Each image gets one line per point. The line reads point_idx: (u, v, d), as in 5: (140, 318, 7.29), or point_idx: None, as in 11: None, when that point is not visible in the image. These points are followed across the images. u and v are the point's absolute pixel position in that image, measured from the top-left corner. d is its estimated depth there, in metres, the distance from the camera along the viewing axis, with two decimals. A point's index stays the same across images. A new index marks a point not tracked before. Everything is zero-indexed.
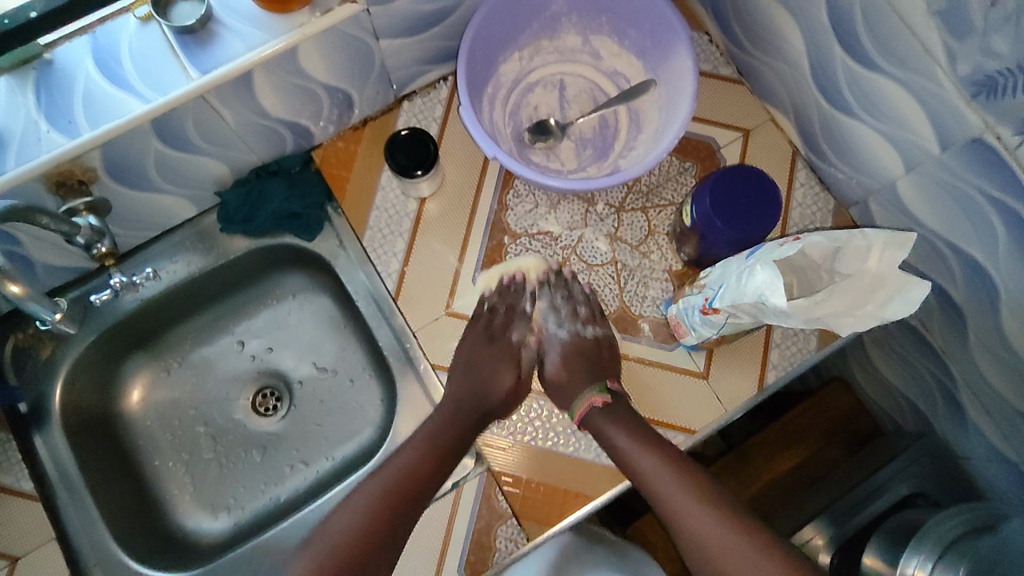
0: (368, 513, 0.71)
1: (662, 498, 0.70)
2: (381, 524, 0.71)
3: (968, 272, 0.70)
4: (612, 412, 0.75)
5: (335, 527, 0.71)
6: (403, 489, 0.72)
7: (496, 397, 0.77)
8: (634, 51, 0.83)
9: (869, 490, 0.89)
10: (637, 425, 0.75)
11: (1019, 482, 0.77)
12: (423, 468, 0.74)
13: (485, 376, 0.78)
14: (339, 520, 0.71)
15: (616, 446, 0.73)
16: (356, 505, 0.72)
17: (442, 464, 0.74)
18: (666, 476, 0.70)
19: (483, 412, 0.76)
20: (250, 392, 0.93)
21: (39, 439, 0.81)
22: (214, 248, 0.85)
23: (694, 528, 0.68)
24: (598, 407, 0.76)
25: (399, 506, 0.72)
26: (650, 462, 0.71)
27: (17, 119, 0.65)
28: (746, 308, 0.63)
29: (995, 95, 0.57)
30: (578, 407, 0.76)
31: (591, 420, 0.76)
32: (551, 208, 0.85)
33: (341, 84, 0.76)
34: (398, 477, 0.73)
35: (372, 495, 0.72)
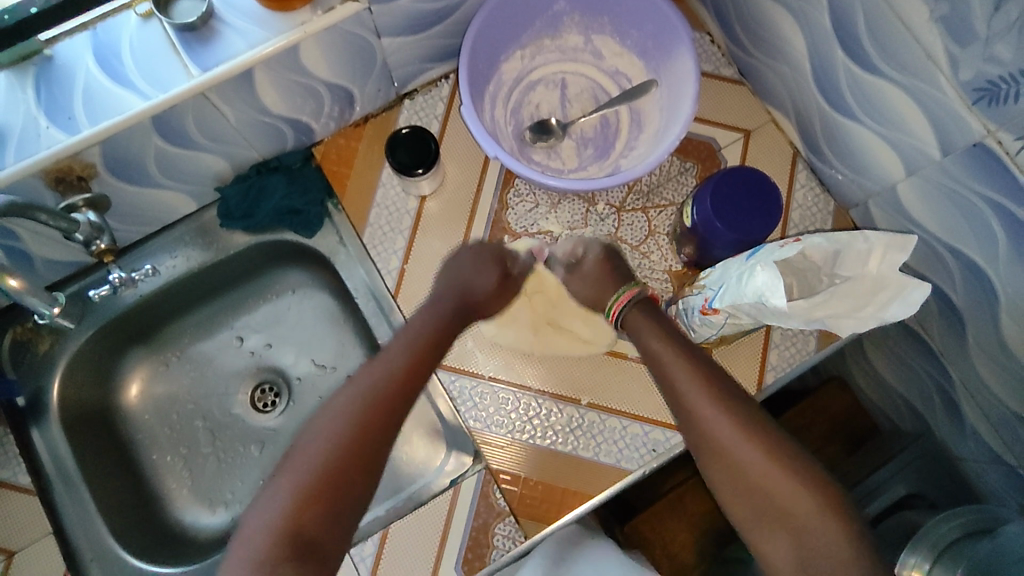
0: (349, 424, 0.61)
1: (689, 401, 0.64)
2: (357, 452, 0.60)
3: (967, 276, 0.70)
4: (648, 313, 0.73)
5: (309, 449, 0.60)
6: (389, 399, 0.64)
7: (481, 291, 0.76)
8: (636, 51, 0.83)
9: (866, 492, 0.90)
10: (670, 330, 0.70)
11: (1014, 484, 0.77)
12: (415, 366, 0.67)
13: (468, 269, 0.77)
14: (315, 444, 0.61)
15: (645, 343, 0.70)
16: (334, 412, 0.63)
17: (433, 354, 0.70)
18: (695, 384, 0.65)
19: (467, 305, 0.75)
20: (248, 387, 0.93)
21: (38, 434, 0.81)
22: (213, 244, 0.85)
23: (729, 450, 0.61)
24: (633, 302, 0.73)
25: (388, 405, 0.64)
26: (686, 376, 0.65)
27: (16, 114, 0.65)
28: (745, 309, 0.63)
29: (997, 101, 0.58)
30: (613, 303, 0.74)
31: (628, 312, 0.73)
32: (551, 208, 0.85)
33: (342, 81, 0.76)
34: (380, 385, 0.65)
35: (354, 401, 0.63)
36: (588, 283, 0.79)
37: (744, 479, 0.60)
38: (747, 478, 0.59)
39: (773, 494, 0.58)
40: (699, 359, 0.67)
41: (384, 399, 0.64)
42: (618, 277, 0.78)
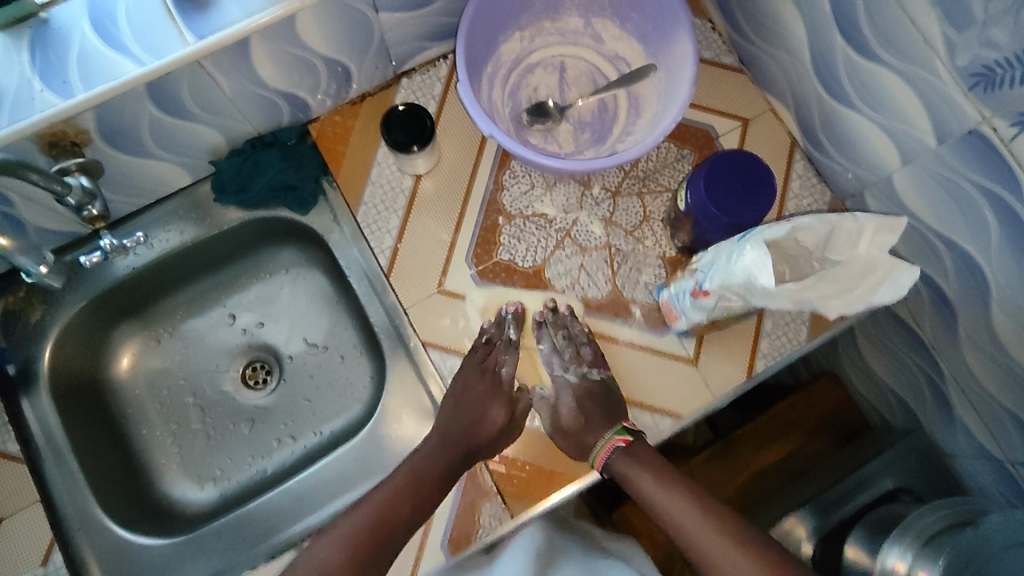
0: (346, 542, 0.68)
1: (680, 524, 0.67)
2: (358, 564, 0.68)
3: (960, 267, 0.70)
4: (634, 453, 0.73)
5: (331, 543, 0.68)
6: (391, 516, 0.70)
7: (484, 434, 0.75)
8: (635, 35, 0.83)
9: (855, 482, 0.88)
10: (656, 463, 0.71)
11: (1004, 480, 0.77)
12: (418, 488, 0.72)
13: (489, 418, 0.76)
14: (361, 513, 0.70)
15: (635, 485, 0.71)
16: (353, 524, 0.69)
17: (423, 503, 0.72)
18: (685, 509, 0.67)
19: (471, 447, 0.74)
20: (240, 364, 0.93)
21: (27, 402, 0.81)
22: (207, 218, 0.85)
23: (717, 560, 0.63)
24: (620, 448, 0.73)
25: (380, 544, 0.69)
26: (657, 488, 0.69)
27: (11, 76, 0.65)
28: (734, 289, 0.62)
29: (993, 86, 0.57)
30: (595, 455, 0.74)
31: (613, 465, 0.73)
32: (547, 190, 0.85)
33: (340, 56, 0.76)
34: (386, 507, 0.70)
35: (354, 527, 0.69)
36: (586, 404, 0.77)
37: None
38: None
39: None
40: (671, 480, 0.70)
41: (386, 522, 0.70)
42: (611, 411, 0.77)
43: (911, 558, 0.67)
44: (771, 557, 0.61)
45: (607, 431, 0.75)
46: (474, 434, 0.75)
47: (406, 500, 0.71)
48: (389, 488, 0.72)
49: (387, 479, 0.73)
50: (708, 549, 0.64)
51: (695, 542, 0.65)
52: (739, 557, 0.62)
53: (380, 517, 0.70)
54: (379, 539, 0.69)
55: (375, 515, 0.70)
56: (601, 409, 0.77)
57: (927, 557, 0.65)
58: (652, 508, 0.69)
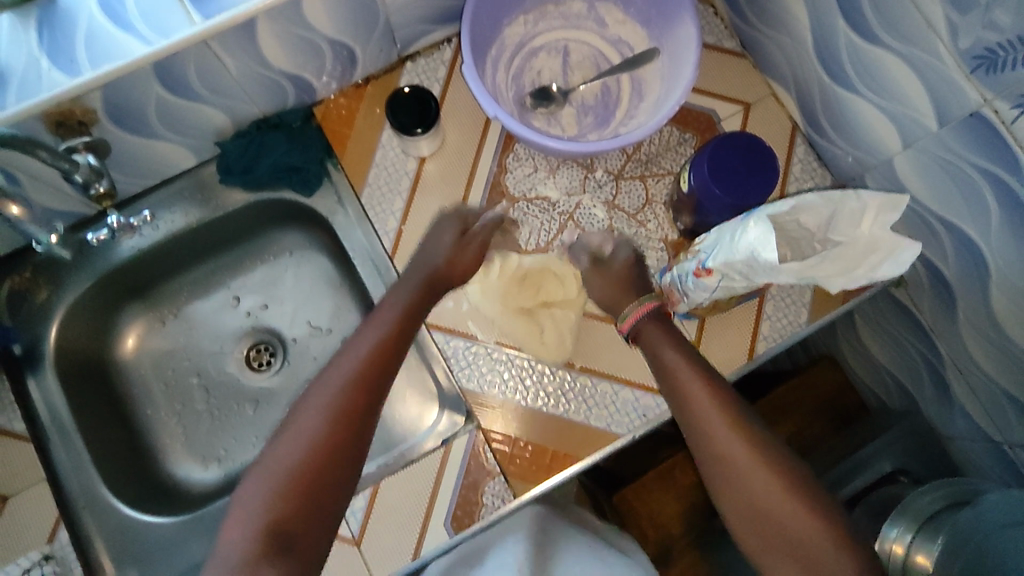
0: (335, 397, 0.62)
1: (703, 423, 0.64)
2: (329, 462, 0.59)
3: (960, 249, 0.71)
4: (666, 327, 0.73)
5: (283, 451, 0.59)
6: (368, 373, 0.64)
7: (443, 262, 0.76)
8: (638, 20, 0.83)
9: (853, 466, 0.92)
10: (683, 342, 0.71)
11: (1000, 462, 0.78)
12: (394, 341, 0.68)
13: (445, 249, 0.77)
14: (309, 415, 0.61)
15: (659, 356, 0.70)
16: (336, 374, 0.64)
17: (388, 368, 0.66)
18: (707, 403, 0.65)
19: (439, 279, 0.75)
20: (244, 346, 0.93)
21: (33, 382, 0.82)
22: (211, 200, 0.86)
23: (735, 462, 0.61)
24: (647, 315, 0.73)
25: (361, 414, 0.62)
26: (682, 364, 0.68)
27: (19, 56, 0.65)
28: (737, 267, 0.63)
29: (995, 68, 0.58)
30: (627, 315, 0.74)
31: (642, 328, 0.73)
32: (550, 173, 0.86)
33: (345, 38, 0.76)
34: (363, 360, 0.65)
35: (347, 375, 0.64)
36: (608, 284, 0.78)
37: (753, 505, 0.59)
38: (739, 478, 0.60)
39: (784, 528, 0.57)
40: (699, 364, 0.68)
41: (362, 394, 0.63)
42: (639, 285, 0.78)
43: (910, 539, 0.68)
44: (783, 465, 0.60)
45: (637, 299, 0.75)
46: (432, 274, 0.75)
47: (379, 353, 0.66)
48: (364, 340, 0.67)
49: (370, 322, 0.70)
50: (724, 449, 0.62)
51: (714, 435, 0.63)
52: (770, 477, 0.59)
53: (365, 360, 0.65)
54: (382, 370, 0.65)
55: (348, 389, 0.63)
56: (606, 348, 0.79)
57: (925, 538, 0.67)
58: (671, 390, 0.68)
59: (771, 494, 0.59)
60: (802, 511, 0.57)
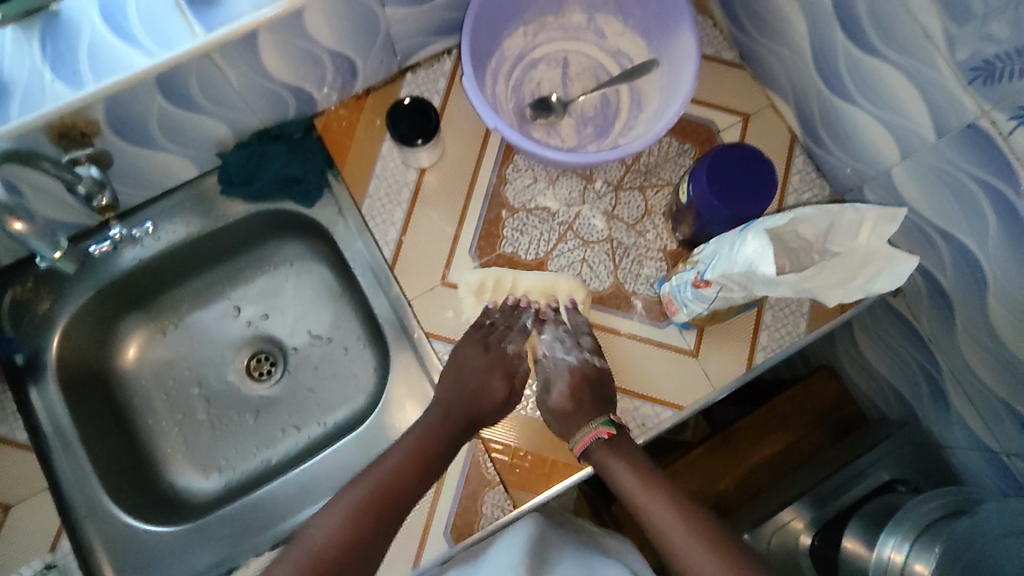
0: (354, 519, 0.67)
1: (679, 554, 0.65)
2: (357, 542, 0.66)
3: (958, 260, 0.71)
4: (619, 450, 0.72)
5: (312, 540, 0.66)
6: (392, 499, 0.69)
7: (488, 402, 0.76)
8: (638, 31, 0.83)
9: (850, 475, 0.91)
10: (644, 466, 0.71)
11: (999, 473, 0.78)
12: (421, 465, 0.72)
13: (491, 389, 0.76)
14: (335, 516, 0.67)
15: (621, 486, 0.70)
16: (354, 500, 0.68)
17: (421, 481, 0.71)
18: (679, 530, 0.66)
19: (475, 418, 0.75)
20: (244, 355, 0.94)
21: (35, 391, 0.82)
22: (212, 211, 0.86)
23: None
24: (603, 439, 0.72)
25: (363, 550, 0.67)
26: (649, 496, 0.69)
27: (23, 68, 0.66)
28: (736, 278, 0.63)
29: (992, 80, 0.58)
30: (579, 440, 0.73)
31: (592, 454, 0.73)
32: (550, 184, 0.86)
33: (346, 50, 0.77)
34: (391, 483, 0.70)
35: (369, 498, 0.69)
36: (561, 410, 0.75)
37: None
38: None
39: None
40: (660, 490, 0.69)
41: (388, 508, 0.69)
42: (596, 399, 0.75)
43: (907, 549, 0.67)
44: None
45: (593, 421, 0.73)
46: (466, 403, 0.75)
47: (411, 477, 0.71)
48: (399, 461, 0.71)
49: (398, 446, 0.73)
50: (694, 565, 0.64)
51: (691, 565, 0.64)
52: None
53: (388, 489, 0.69)
54: (384, 519, 0.68)
55: (374, 503, 0.68)
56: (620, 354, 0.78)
57: (921, 548, 0.66)
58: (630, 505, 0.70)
59: None
60: None
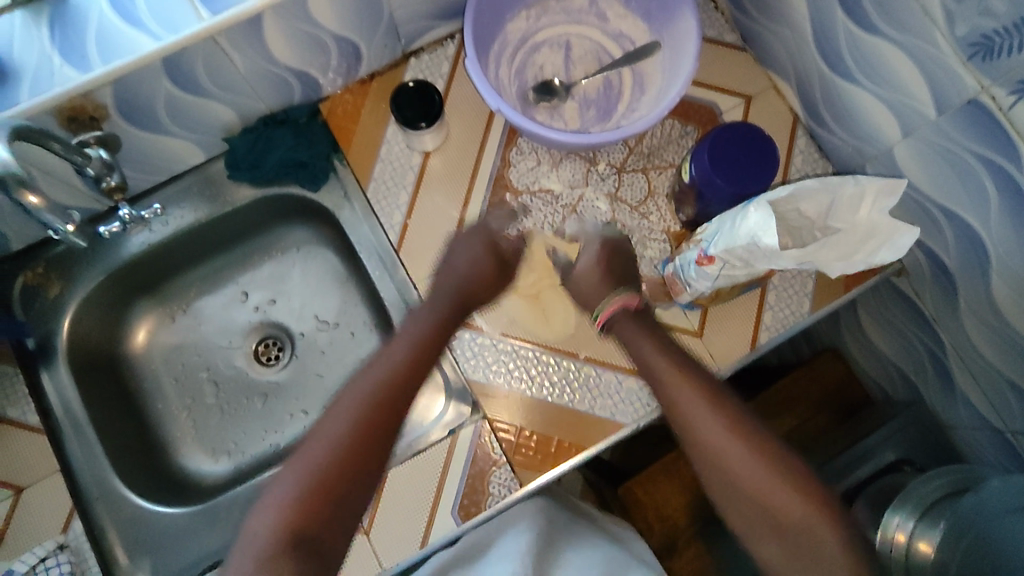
0: (352, 423, 0.65)
1: (692, 422, 0.66)
2: (368, 436, 0.64)
3: (961, 238, 0.71)
4: (640, 321, 0.75)
5: (318, 443, 0.63)
6: (380, 413, 0.66)
7: (476, 286, 0.78)
8: (639, 13, 0.84)
9: (856, 455, 0.92)
10: (669, 347, 0.72)
11: (1004, 449, 0.79)
12: (415, 364, 0.71)
13: (464, 266, 0.79)
14: (338, 414, 0.66)
15: (641, 356, 0.72)
16: (340, 414, 0.65)
17: (419, 374, 0.70)
18: (693, 396, 0.67)
19: (467, 303, 0.78)
20: (252, 340, 0.95)
21: (45, 375, 0.83)
22: (219, 196, 0.87)
23: (724, 453, 0.64)
24: (625, 308, 0.75)
25: (370, 453, 0.64)
26: (665, 364, 0.70)
27: (32, 54, 0.67)
28: (739, 253, 0.64)
29: (991, 55, 0.58)
30: (601, 311, 0.75)
31: (616, 322, 0.75)
32: (553, 166, 0.87)
33: (349, 34, 0.77)
34: (379, 391, 0.67)
35: (356, 399, 0.67)
36: (589, 282, 0.78)
37: (735, 480, 0.63)
38: (715, 448, 0.64)
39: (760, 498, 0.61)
40: (681, 358, 0.71)
41: (376, 422, 0.65)
42: (617, 275, 0.78)
43: (912, 527, 0.69)
44: (777, 465, 0.62)
45: (607, 296, 0.76)
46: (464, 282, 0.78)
47: (401, 384, 0.69)
48: (383, 365, 0.70)
49: (393, 345, 0.73)
50: (707, 430, 0.65)
51: (705, 436, 0.65)
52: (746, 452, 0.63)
53: (388, 384, 0.68)
54: (371, 442, 0.64)
55: (364, 409, 0.66)
56: (620, 270, 0.78)
57: (926, 526, 0.68)
58: (646, 371, 0.72)
59: (745, 468, 0.63)
60: (771, 476, 0.62)
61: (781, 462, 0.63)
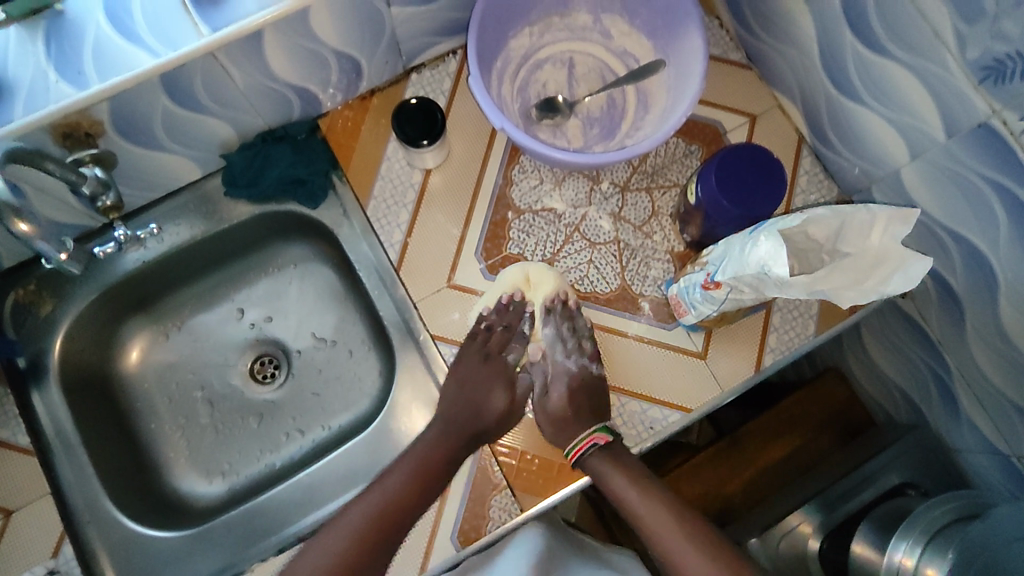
0: (337, 558, 0.70)
1: (658, 538, 0.72)
2: (357, 560, 0.70)
3: (969, 261, 0.70)
4: (613, 457, 0.74)
5: (319, 556, 0.70)
6: (379, 526, 0.72)
7: (487, 419, 0.77)
8: (644, 31, 0.83)
9: (857, 480, 0.89)
10: (633, 469, 0.75)
11: (1011, 476, 0.77)
12: (417, 488, 0.73)
13: (477, 398, 0.77)
14: (337, 534, 0.71)
15: (611, 488, 0.74)
16: (340, 531, 0.71)
17: (421, 501, 0.73)
18: (677, 540, 0.71)
19: (473, 435, 0.76)
20: (248, 358, 0.93)
21: (36, 394, 0.81)
22: (215, 213, 0.85)
23: None
24: (599, 446, 0.74)
25: (365, 564, 0.71)
26: (634, 498, 0.73)
27: (27, 69, 0.65)
28: (747, 279, 0.63)
29: (1003, 79, 0.57)
30: (577, 444, 0.74)
31: (588, 462, 0.75)
32: (556, 185, 0.86)
33: (350, 50, 0.76)
34: (378, 512, 0.72)
35: (357, 524, 0.72)
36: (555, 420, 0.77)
37: None
38: None
39: None
40: (643, 478, 0.74)
41: (376, 536, 0.71)
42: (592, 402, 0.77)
43: (919, 553, 0.67)
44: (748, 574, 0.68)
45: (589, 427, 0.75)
46: (472, 422, 0.76)
47: (405, 499, 0.73)
48: (391, 484, 0.73)
49: (396, 464, 0.75)
50: (688, 568, 0.69)
51: (685, 569, 0.70)
52: None
53: (376, 519, 0.72)
54: (365, 561, 0.71)
55: (364, 526, 0.71)
56: (591, 401, 0.77)
57: (934, 552, 0.66)
58: (615, 500, 0.74)
59: None
60: None
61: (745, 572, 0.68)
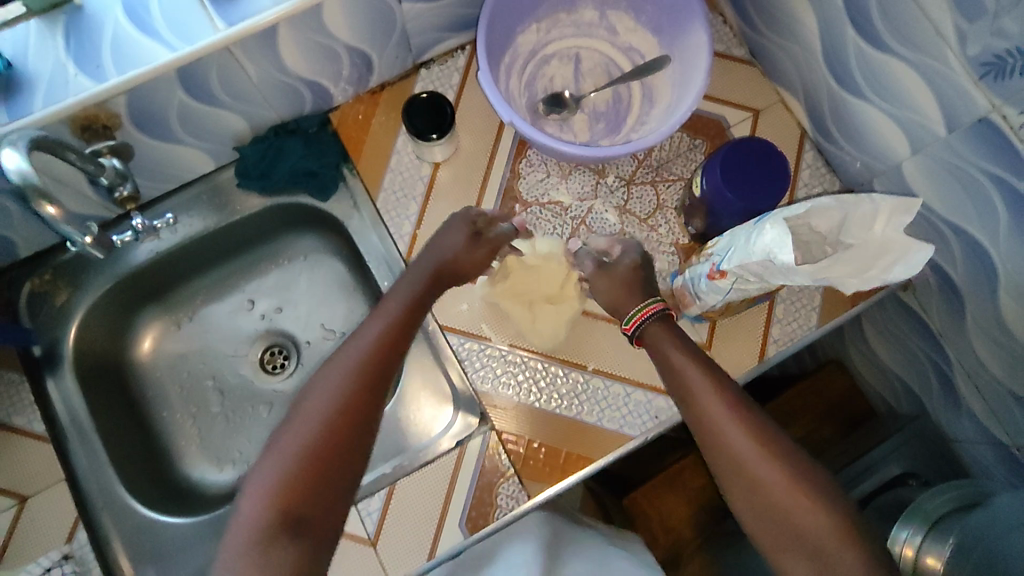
0: (323, 416, 0.59)
1: (725, 465, 0.60)
2: (356, 403, 0.60)
3: (968, 253, 0.72)
4: (669, 328, 0.70)
5: (293, 432, 0.58)
6: (367, 370, 0.62)
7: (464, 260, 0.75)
8: (649, 27, 0.84)
9: (861, 469, 0.93)
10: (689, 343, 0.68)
11: (1008, 463, 0.79)
12: (389, 342, 0.65)
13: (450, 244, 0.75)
14: (308, 415, 0.59)
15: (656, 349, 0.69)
16: (320, 395, 0.60)
17: (405, 337, 0.66)
18: (727, 416, 0.60)
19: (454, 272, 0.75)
20: (258, 349, 0.94)
21: (51, 382, 0.83)
22: (227, 204, 0.87)
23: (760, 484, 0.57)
24: (656, 315, 0.70)
25: (356, 419, 0.60)
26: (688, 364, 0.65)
27: (46, 62, 0.67)
28: (753, 267, 0.64)
29: (1003, 75, 0.59)
30: (632, 316, 0.71)
31: (649, 329, 0.70)
32: (562, 178, 0.87)
33: (361, 45, 0.78)
34: (359, 365, 0.62)
35: (338, 381, 0.61)
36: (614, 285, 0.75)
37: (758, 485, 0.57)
38: (742, 461, 0.59)
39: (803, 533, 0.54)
40: (729, 386, 0.63)
41: (364, 377, 0.62)
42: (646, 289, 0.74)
43: (920, 541, 0.68)
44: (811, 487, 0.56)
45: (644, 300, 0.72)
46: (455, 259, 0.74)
47: (382, 353, 0.64)
48: (360, 347, 0.64)
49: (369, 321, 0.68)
50: (735, 442, 0.59)
51: (736, 451, 0.59)
52: (774, 462, 0.57)
53: (359, 371, 0.62)
54: (358, 401, 0.60)
55: (353, 373, 0.62)
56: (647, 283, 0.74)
57: (936, 539, 0.67)
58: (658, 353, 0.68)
59: (773, 474, 0.57)
60: (813, 509, 0.55)
61: (808, 473, 0.57)
